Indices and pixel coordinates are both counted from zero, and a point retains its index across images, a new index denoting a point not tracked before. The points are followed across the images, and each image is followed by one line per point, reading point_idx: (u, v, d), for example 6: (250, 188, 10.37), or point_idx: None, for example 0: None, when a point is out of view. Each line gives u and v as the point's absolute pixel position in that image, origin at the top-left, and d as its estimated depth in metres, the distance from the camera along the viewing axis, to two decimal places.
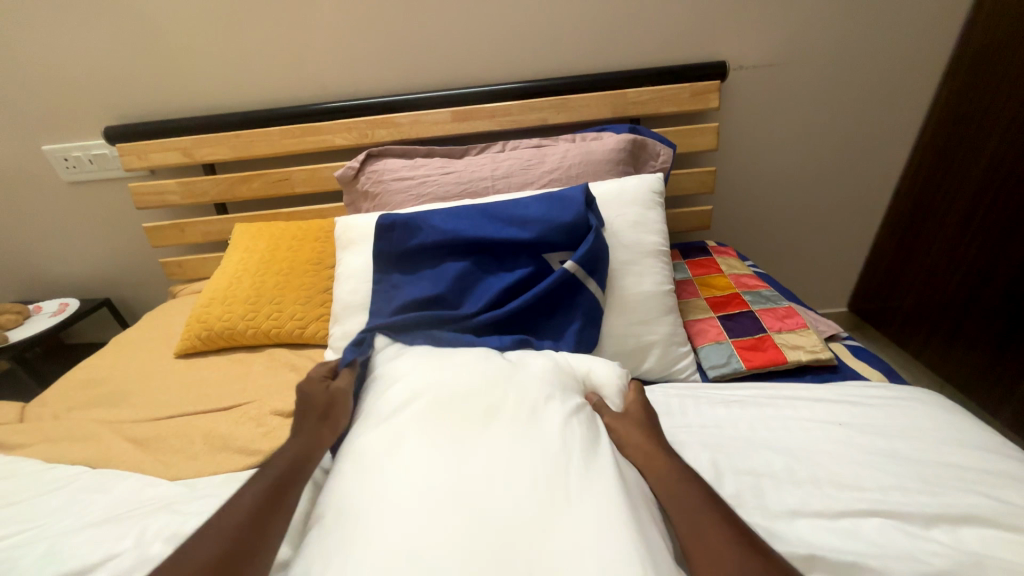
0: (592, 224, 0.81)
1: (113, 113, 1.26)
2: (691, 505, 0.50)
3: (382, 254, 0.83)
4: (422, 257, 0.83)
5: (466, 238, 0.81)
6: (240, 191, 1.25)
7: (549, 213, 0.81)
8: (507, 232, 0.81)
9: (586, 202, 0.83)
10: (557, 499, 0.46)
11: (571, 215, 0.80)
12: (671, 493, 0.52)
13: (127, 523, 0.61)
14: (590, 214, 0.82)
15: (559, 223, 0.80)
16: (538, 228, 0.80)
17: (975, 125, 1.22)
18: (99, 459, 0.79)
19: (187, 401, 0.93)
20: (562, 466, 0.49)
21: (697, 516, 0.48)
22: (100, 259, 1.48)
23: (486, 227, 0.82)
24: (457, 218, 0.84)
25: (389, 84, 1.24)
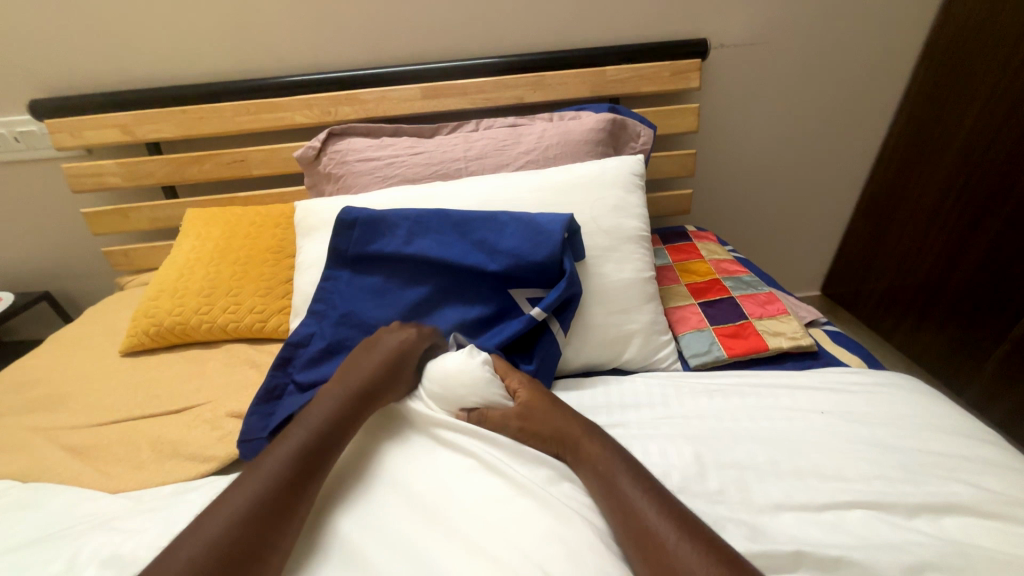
0: (569, 268, 0.71)
1: (38, 84, 1.12)
2: (629, 496, 0.49)
3: (338, 253, 0.76)
4: (384, 264, 0.76)
5: (429, 253, 0.74)
6: (190, 173, 1.15)
7: (521, 248, 0.72)
8: (472, 258, 0.73)
9: (566, 237, 0.72)
10: (498, 520, 0.49)
11: (545, 255, 0.71)
12: (605, 481, 0.52)
13: (55, 546, 0.55)
14: (566, 255, 0.72)
15: (530, 264, 0.71)
16: (505, 263, 0.72)
17: (949, 108, 1.22)
18: (30, 472, 0.72)
19: (133, 403, 0.85)
20: (496, 487, 0.52)
21: (632, 504, 0.48)
22: (36, 248, 1.35)
23: (453, 247, 0.74)
24: (424, 228, 0.76)
25: (352, 56, 1.15)
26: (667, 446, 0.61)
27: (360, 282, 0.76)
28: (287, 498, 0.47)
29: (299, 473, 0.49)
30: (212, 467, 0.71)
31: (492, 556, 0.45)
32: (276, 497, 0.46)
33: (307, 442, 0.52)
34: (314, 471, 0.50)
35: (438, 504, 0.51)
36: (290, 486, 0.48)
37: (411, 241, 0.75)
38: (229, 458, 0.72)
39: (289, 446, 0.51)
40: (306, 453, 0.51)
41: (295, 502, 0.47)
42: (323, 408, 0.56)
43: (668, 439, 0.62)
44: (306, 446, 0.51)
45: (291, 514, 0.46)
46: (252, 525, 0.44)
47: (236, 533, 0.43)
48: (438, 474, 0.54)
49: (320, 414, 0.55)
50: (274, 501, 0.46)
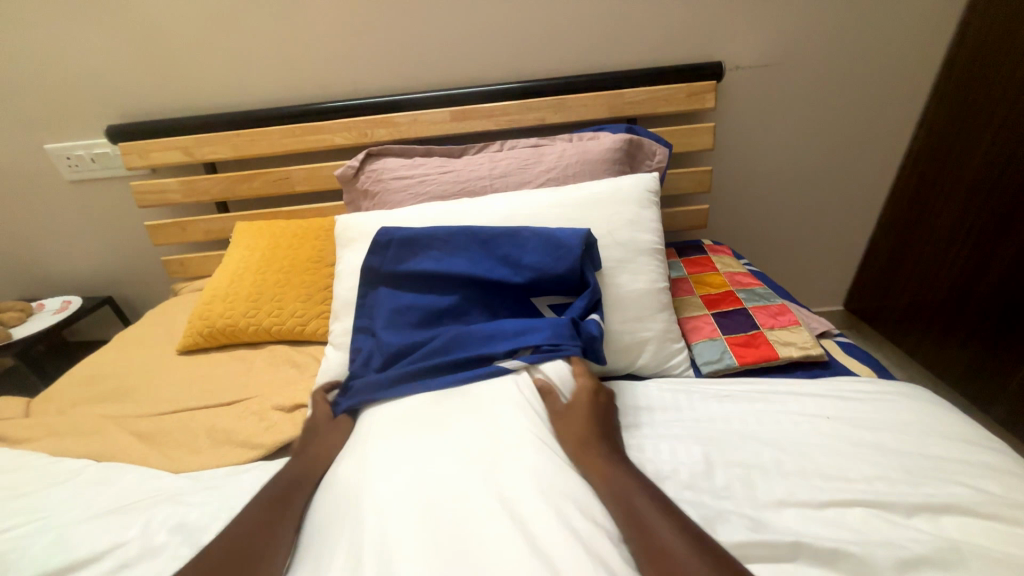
0: (590, 280, 0.78)
1: (115, 112, 1.27)
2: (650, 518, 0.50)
3: (373, 271, 0.83)
4: (413, 280, 0.83)
5: (458, 270, 0.80)
6: (241, 190, 1.26)
7: (541, 261, 0.78)
8: (499, 272, 0.80)
9: (584, 251, 0.78)
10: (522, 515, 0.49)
11: (565, 268, 0.77)
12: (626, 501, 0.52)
13: (130, 514, 0.63)
14: (586, 266, 0.79)
15: (551, 275, 0.77)
16: (528, 275, 0.78)
17: (968, 124, 1.23)
18: (103, 453, 0.81)
19: (189, 395, 0.94)
20: (523, 482, 0.52)
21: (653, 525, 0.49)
22: (102, 257, 1.49)
23: (478, 263, 0.81)
24: (452, 246, 0.83)
25: (387, 83, 1.25)
26: (675, 445, 0.65)
27: (393, 297, 0.82)
28: (268, 525, 0.55)
29: (273, 510, 0.57)
30: (259, 453, 0.79)
31: (516, 552, 0.45)
32: (262, 526, 0.55)
33: (276, 490, 0.61)
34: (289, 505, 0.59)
35: (460, 484, 0.53)
36: (269, 518, 0.56)
37: (441, 257, 0.82)
38: (273, 446, 0.79)
39: (264, 495, 0.60)
40: (277, 497, 0.59)
41: (277, 527, 0.55)
42: (292, 465, 0.66)
43: (677, 439, 0.66)
44: (276, 492, 0.60)
45: (274, 537, 0.54)
46: (240, 549, 0.52)
47: (227, 556, 0.51)
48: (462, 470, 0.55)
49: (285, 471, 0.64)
50: (257, 529, 0.54)
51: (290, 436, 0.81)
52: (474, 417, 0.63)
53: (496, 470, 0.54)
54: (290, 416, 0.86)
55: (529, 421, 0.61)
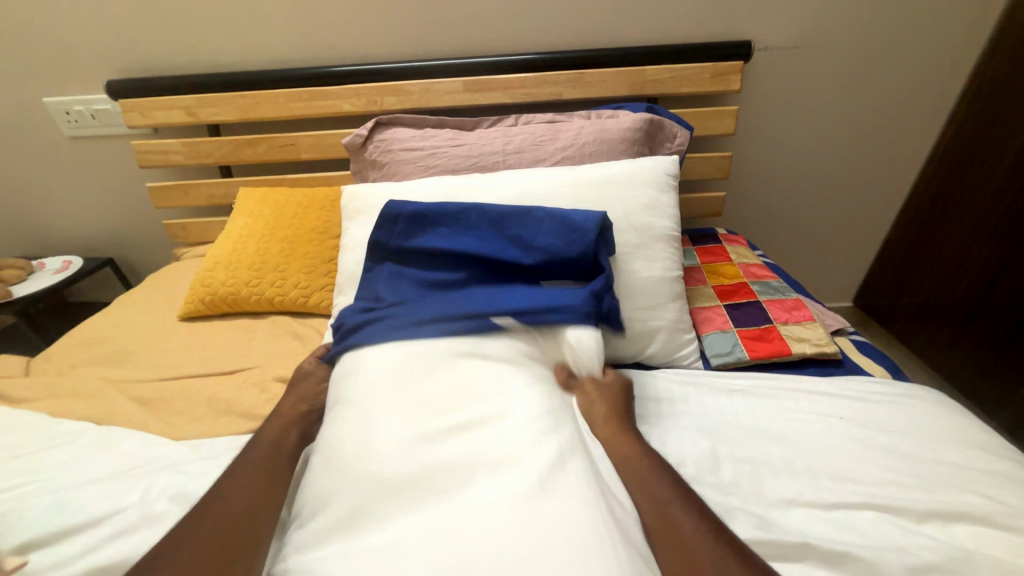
0: (603, 264, 0.75)
1: (115, 66, 1.22)
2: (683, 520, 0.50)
3: (379, 246, 0.79)
4: (420, 258, 0.78)
5: (466, 252, 0.75)
6: (245, 154, 1.22)
7: (554, 243, 0.74)
8: (508, 252, 0.75)
9: (598, 234, 0.75)
10: (529, 514, 0.46)
11: (578, 252, 0.74)
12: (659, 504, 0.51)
13: (130, 480, 0.63)
14: (601, 249, 0.76)
15: (564, 258, 0.74)
16: (540, 256, 0.74)
17: (1003, 119, 1.17)
18: (104, 416, 0.81)
19: (191, 363, 0.93)
20: (532, 457, 0.51)
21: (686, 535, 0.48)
22: (103, 217, 1.47)
23: (489, 242, 0.76)
24: (463, 223, 0.78)
25: (399, 48, 1.20)
26: (683, 439, 0.64)
27: (397, 274, 0.77)
28: (256, 512, 0.53)
29: (258, 493, 0.55)
30: (260, 424, 0.78)
31: (522, 543, 0.44)
32: (247, 511, 0.52)
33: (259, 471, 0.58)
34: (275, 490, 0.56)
35: (466, 458, 0.51)
36: (255, 503, 0.53)
37: (450, 234, 0.78)
38: None
39: (248, 475, 0.57)
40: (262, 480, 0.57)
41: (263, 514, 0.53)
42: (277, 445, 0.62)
43: (684, 432, 0.65)
44: (259, 474, 0.57)
45: (260, 526, 0.52)
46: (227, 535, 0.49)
47: (213, 542, 0.48)
48: (463, 460, 0.51)
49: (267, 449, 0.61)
50: (243, 514, 0.52)
51: None
52: (470, 395, 0.58)
53: (499, 461, 0.51)
54: None
55: (537, 402, 0.57)
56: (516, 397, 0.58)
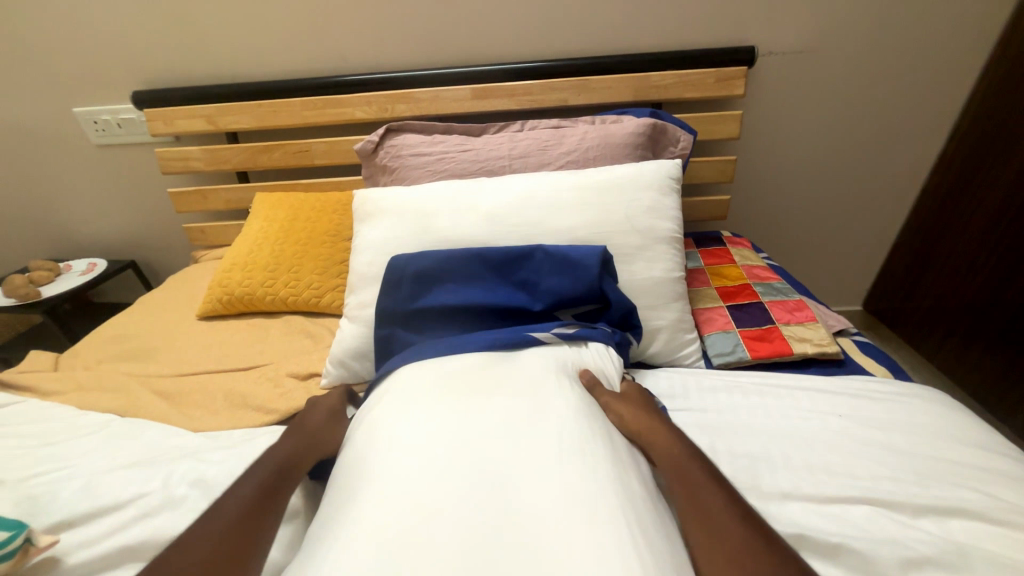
0: (611, 296, 0.77)
1: (140, 77, 1.28)
2: (713, 512, 0.48)
3: (388, 313, 0.80)
4: (431, 317, 0.79)
5: (478, 303, 0.77)
6: (262, 160, 1.27)
7: (560, 284, 0.77)
8: (518, 298, 0.78)
9: (601, 267, 0.77)
10: (571, 507, 0.44)
11: (583, 288, 0.75)
12: (688, 493, 0.51)
13: (152, 467, 0.66)
14: (606, 279, 0.77)
15: (572, 297, 0.76)
16: (549, 300, 0.77)
17: (1012, 121, 1.16)
18: (127, 408, 0.85)
19: (209, 359, 0.97)
20: (570, 464, 0.49)
21: (720, 527, 0.47)
22: (127, 221, 1.53)
23: (497, 290, 0.79)
24: (466, 276, 0.80)
25: (409, 58, 1.24)
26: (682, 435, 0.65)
27: (411, 337, 0.79)
28: (257, 519, 0.50)
29: (263, 503, 0.53)
30: (273, 418, 0.82)
31: (555, 549, 0.41)
32: (246, 519, 0.50)
33: (265, 479, 0.56)
34: (277, 501, 0.54)
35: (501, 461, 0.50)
36: (257, 512, 0.51)
37: (457, 288, 0.80)
38: (287, 412, 0.82)
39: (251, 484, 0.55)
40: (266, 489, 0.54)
41: (264, 525, 0.51)
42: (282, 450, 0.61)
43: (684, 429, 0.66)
44: (265, 482, 0.55)
45: (260, 535, 0.49)
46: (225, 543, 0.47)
47: (215, 551, 0.46)
48: (499, 460, 0.50)
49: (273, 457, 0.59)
50: (245, 521, 0.50)
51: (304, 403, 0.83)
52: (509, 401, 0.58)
53: (535, 463, 0.49)
54: (305, 384, 0.88)
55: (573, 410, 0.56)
56: (555, 400, 0.58)
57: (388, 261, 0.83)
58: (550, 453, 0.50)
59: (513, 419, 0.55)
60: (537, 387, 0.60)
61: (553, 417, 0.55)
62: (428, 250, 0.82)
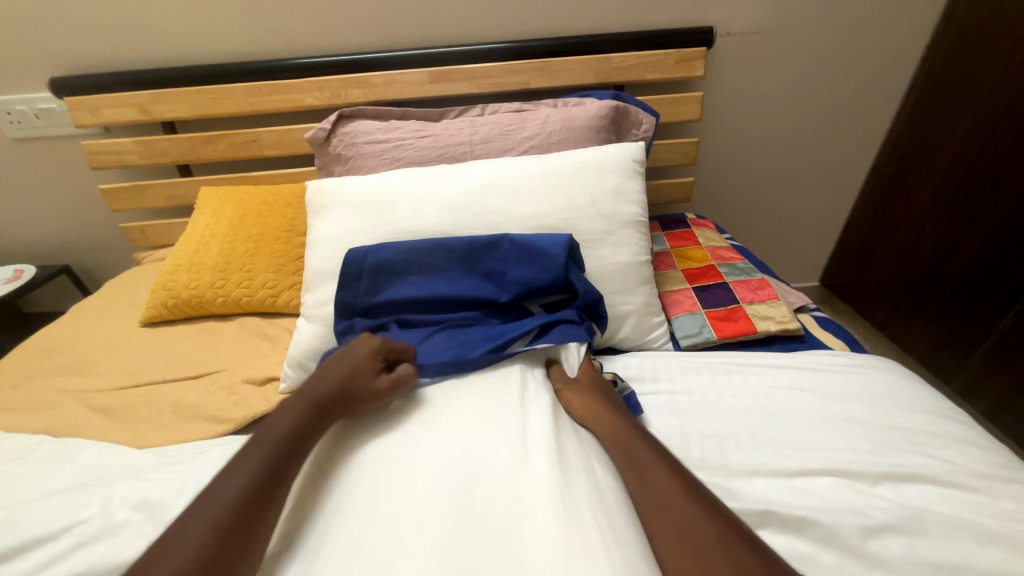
0: (579, 284, 0.75)
1: (58, 62, 1.15)
2: (665, 487, 0.48)
3: (348, 308, 0.77)
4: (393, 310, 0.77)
5: (443, 297, 0.76)
6: (204, 152, 1.18)
7: (526, 274, 0.75)
8: (482, 289, 0.76)
9: (567, 256, 0.74)
10: (540, 514, 0.46)
11: (549, 279, 0.73)
12: (640, 472, 0.51)
13: (90, 491, 0.60)
14: (572, 269, 0.75)
15: (537, 287, 0.74)
16: (516, 290, 0.75)
17: (952, 99, 1.22)
18: (62, 428, 0.77)
19: (154, 369, 0.90)
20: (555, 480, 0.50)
21: (670, 504, 0.47)
22: (56, 223, 1.40)
23: (462, 282, 0.77)
24: (429, 267, 0.77)
25: (360, 39, 1.17)
26: (653, 419, 0.65)
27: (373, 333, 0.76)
28: (257, 515, 0.46)
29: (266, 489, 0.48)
30: (228, 427, 0.77)
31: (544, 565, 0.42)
32: (249, 510, 0.46)
33: (271, 458, 0.51)
34: (278, 490, 0.49)
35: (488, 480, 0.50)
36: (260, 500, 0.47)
37: (421, 281, 0.77)
38: (243, 420, 0.77)
39: (251, 468, 0.50)
40: (270, 471, 0.50)
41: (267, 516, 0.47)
42: (288, 423, 0.55)
43: (654, 413, 0.66)
44: (271, 462, 0.51)
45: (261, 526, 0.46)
46: (226, 538, 0.43)
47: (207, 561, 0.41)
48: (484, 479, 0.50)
49: (282, 428, 0.54)
50: (245, 517, 0.45)
51: (261, 409, 0.78)
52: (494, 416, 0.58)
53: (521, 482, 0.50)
54: (262, 390, 0.83)
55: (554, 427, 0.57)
56: (536, 418, 0.59)
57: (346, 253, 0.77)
58: (537, 471, 0.51)
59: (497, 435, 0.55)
60: (509, 401, 0.60)
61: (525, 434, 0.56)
62: (387, 243, 0.78)
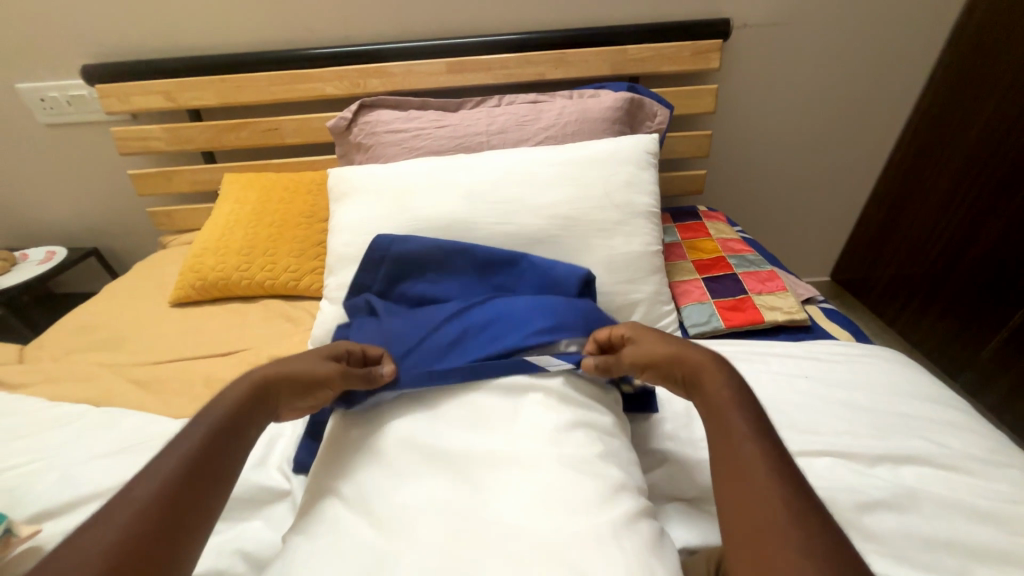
0: None
1: (89, 51, 1.19)
2: (741, 443, 0.42)
3: (363, 289, 0.79)
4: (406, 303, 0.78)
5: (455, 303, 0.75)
6: (228, 139, 1.22)
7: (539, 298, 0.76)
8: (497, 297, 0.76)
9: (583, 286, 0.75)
10: (542, 499, 0.46)
11: None
12: (722, 429, 0.44)
13: (133, 455, 0.65)
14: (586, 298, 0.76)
15: None
16: None
17: (971, 94, 1.21)
18: (102, 398, 0.82)
19: (185, 346, 0.95)
20: (556, 462, 0.49)
21: (742, 468, 0.40)
22: (85, 206, 1.45)
23: (476, 290, 0.77)
24: (448, 267, 0.78)
25: (380, 30, 1.19)
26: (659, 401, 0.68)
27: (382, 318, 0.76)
28: (197, 500, 0.39)
29: (206, 470, 0.41)
30: None
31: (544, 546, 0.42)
32: (185, 490, 0.38)
33: (212, 437, 0.44)
34: (218, 476, 0.42)
35: (489, 466, 0.50)
36: (199, 482, 0.40)
37: (435, 280, 0.78)
38: None
39: (189, 448, 0.42)
40: (211, 450, 0.43)
41: (207, 497, 0.40)
42: (238, 401, 0.48)
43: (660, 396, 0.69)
44: (211, 439, 0.43)
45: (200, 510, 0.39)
46: (157, 528, 0.35)
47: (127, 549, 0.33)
48: (487, 462, 0.50)
49: (227, 410, 0.47)
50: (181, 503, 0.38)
51: None
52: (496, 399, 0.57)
53: (525, 464, 0.50)
54: None
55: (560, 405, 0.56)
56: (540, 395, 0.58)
57: (373, 240, 0.79)
58: (539, 451, 0.51)
59: (499, 421, 0.55)
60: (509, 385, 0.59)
61: (528, 415, 0.55)
62: (412, 236, 0.80)
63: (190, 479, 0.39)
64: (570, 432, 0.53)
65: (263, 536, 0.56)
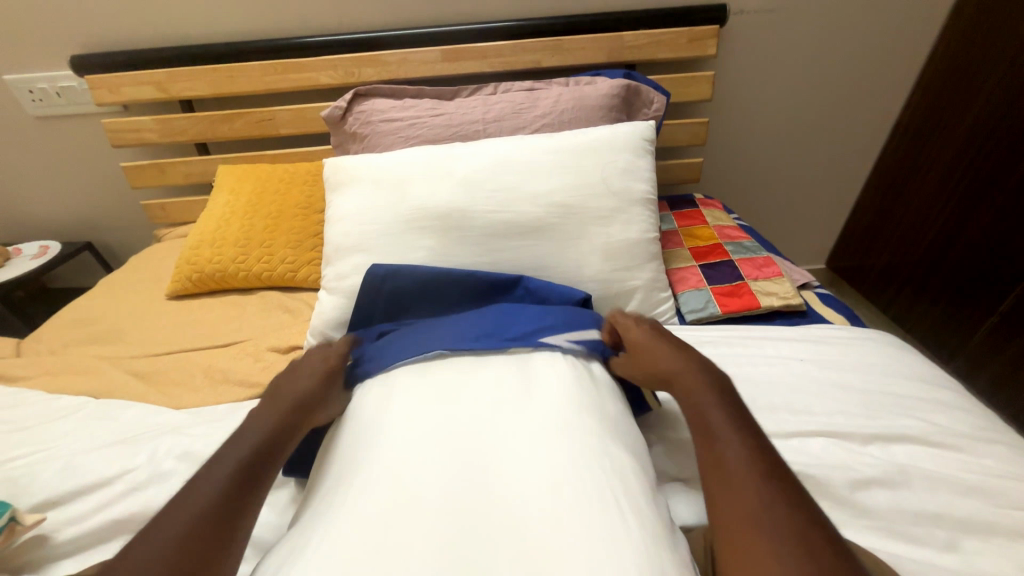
0: None
1: (77, 41, 1.17)
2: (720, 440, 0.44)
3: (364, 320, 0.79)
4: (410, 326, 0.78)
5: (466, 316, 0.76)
6: (221, 131, 1.21)
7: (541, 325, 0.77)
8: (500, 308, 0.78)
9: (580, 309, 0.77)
10: (552, 481, 0.43)
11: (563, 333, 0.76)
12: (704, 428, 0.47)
13: (134, 444, 0.65)
14: None
15: None
16: None
17: (968, 76, 1.20)
18: (101, 389, 0.82)
19: (183, 338, 0.95)
20: (567, 445, 0.46)
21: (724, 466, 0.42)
22: (79, 200, 1.44)
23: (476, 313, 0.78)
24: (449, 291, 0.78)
25: (373, 18, 1.18)
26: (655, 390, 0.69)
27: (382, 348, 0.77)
28: (240, 504, 0.41)
29: (248, 481, 0.43)
30: (257, 392, 0.81)
31: (554, 531, 0.39)
32: (230, 501, 0.40)
33: (250, 451, 0.45)
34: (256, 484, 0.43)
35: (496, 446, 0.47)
36: (242, 492, 0.41)
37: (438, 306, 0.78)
38: None
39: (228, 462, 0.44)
40: (249, 465, 0.44)
41: (253, 504, 0.42)
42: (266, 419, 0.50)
43: None
44: (249, 455, 0.45)
45: (251, 515, 0.41)
46: (207, 535, 0.37)
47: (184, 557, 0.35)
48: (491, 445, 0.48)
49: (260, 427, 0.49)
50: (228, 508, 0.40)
51: None
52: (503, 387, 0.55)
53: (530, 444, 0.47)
54: (287, 357, 0.88)
55: (566, 388, 0.54)
56: (548, 380, 0.56)
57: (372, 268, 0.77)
58: (546, 429, 0.48)
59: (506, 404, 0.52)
60: (513, 375, 0.57)
61: (536, 399, 0.53)
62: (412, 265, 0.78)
63: (230, 490, 0.41)
64: (582, 410, 0.51)
65: (267, 521, 0.57)
